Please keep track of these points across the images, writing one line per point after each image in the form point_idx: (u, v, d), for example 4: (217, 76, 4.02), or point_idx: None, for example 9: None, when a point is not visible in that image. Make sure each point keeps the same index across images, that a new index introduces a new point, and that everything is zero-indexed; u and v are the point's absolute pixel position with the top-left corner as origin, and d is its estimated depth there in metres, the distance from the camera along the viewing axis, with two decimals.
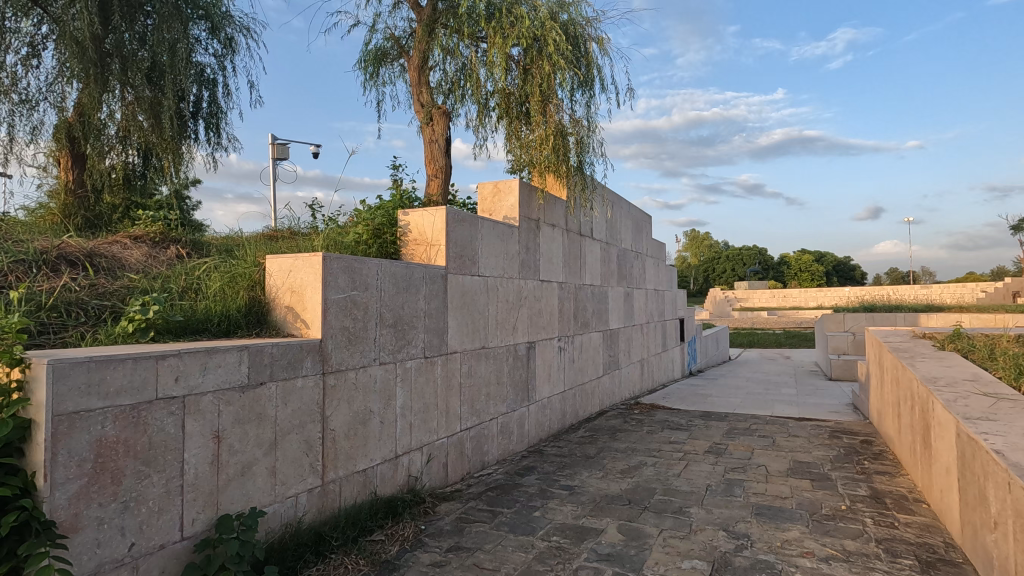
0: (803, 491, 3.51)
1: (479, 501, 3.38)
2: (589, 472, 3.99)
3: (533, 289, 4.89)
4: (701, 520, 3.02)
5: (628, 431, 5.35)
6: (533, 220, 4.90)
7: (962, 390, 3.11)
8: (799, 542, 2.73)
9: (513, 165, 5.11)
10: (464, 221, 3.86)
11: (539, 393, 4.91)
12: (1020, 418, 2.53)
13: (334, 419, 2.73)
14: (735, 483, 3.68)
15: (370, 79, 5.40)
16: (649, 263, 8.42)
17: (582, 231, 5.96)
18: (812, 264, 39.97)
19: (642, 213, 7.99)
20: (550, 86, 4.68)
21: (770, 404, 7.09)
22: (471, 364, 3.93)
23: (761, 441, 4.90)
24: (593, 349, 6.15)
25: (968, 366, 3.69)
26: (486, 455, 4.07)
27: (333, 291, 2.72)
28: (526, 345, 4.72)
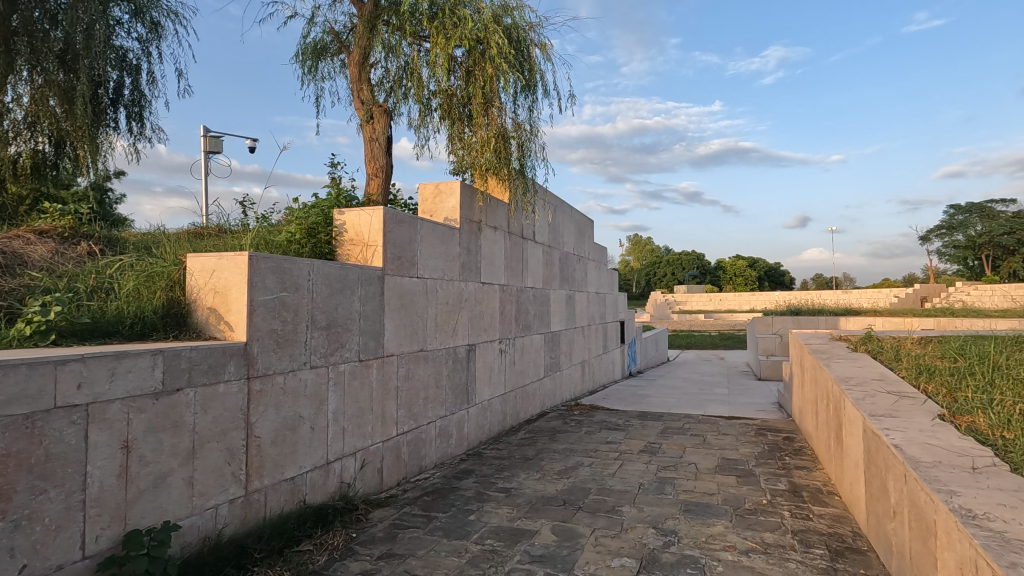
0: (729, 487, 3.67)
1: (414, 506, 3.33)
2: (527, 473, 4.02)
3: (474, 291, 4.87)
4: (633, 519, 3.09)
5: (567, 432, 5.42)
6: (474, 221, 4.88)
7: (871, 389, 3.34)
8: (723, 536, 2.85)
9: (455, 166, 5.08)
10: (403, 222, 3.80)
11: (479, 396, 4.90)
12: (918, 415, 2.75)
13: (259, 426, 2.61)
14: (666, 481, 3.80)
15: (309, 73, 5.24)
16: (591, 266, 8.58)
17: (524, 234, 6.00)
18: (746, 270, 41.97)
19: (584, 218, 8.14)
20: (492, 90, 4.69)
21: (703, 403, 7.37)
22: (409, 368, 3.87)
23: (693, 440, 5.09)
24: (535, 351, 6.20)
25: (877, 366, 3.98)
26: (424, 459, 4.02)
27: (259, 292, 2.61)
28: (467, 348, 4.70)
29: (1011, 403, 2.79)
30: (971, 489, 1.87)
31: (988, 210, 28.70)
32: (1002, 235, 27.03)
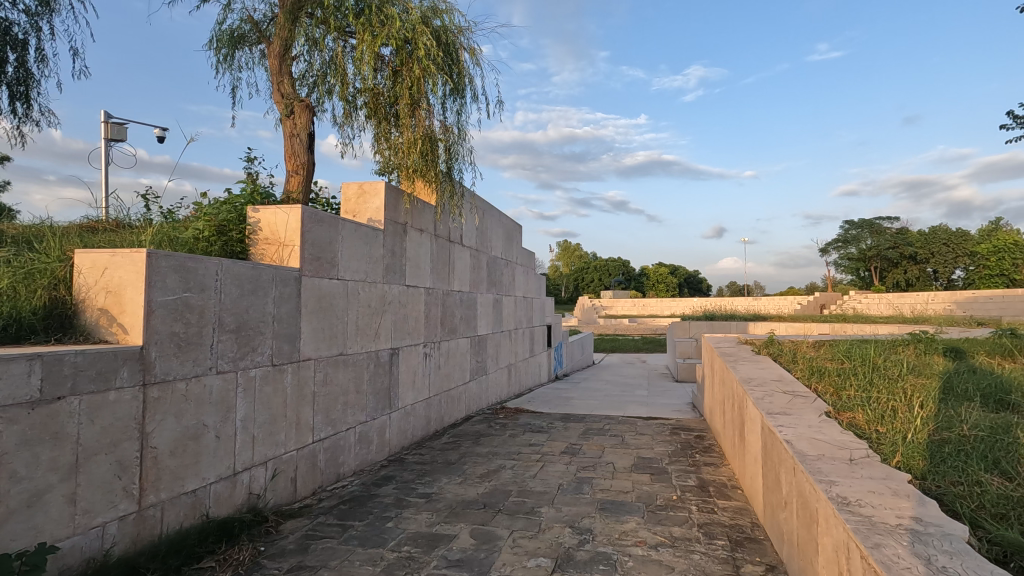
0: (643, 485, 3.83)
1: (329, 516, 3.22)
2: (449, 478, 3.99)
3: (398, 294, 4.79)
4: (551, 519, 3.16)
5: (491, 435, 5.45)
6: (399, 223, 4.81)
7: (769, 389, 3.61)
8: (634, 532, 2.97)
9: (381, 166, 4.99)
10: (323, 221, 3.68)
11: (402, 401, 4.82)
12: (807, 412, 3.00)
13: (156, 436, 2.43)
14: (584, 481, 3.91)
15: (224, 62, 4.96)
16: (519, 270, 8.68)
17: (451, 237, 5.98)
18: (667, 277, 43.99)
19: (513, 223, 8.23)
20: (420, 91, 4.64)
21: (624, 404, 7.65)
22: (327, 372, 3.74)
23: (613, 440, 5.27)
24: (460, 354, 6.18)
25: (776, 368, 4.30)
26: (342, 466, 3.90)
27: (158, 292, 2.43)
28: (390, 351, 4.61)
29: (885, 400, 3.11)
30: (848, 479, 2.06)
31: (877, 226, 31.78)
32: (888, 249, 30.01)
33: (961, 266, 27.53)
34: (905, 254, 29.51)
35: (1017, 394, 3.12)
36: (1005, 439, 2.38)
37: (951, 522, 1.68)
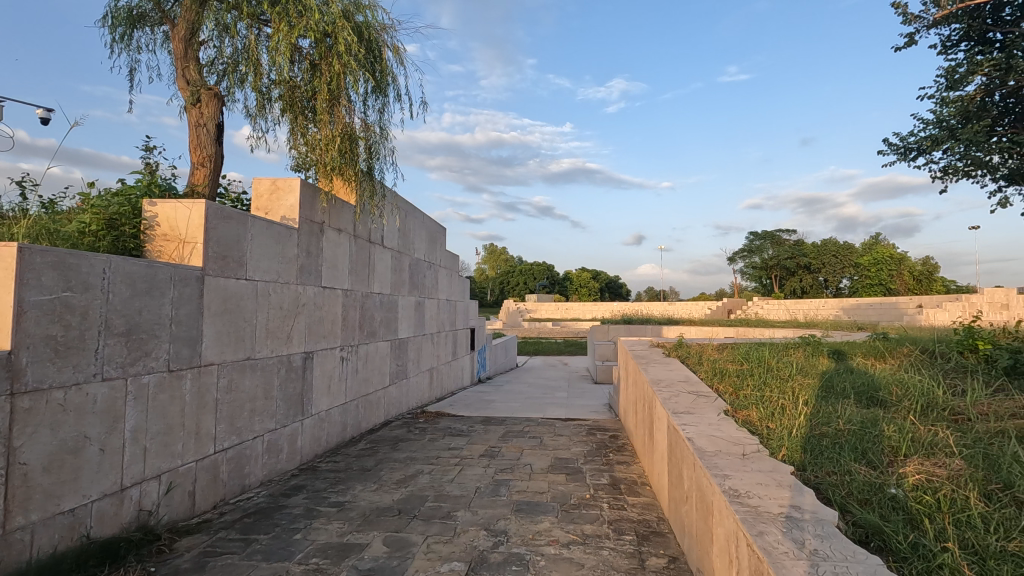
0: (558, 485, 3.92)
1: (231, 530, 3.04)
2: (363, 485, 3.89)
3: (313, 295, 4.61)
4: (466, 522, 3.16)
5: (409, 440, 5.37)
6: (315, 222, 4.64)
7: (676, 389, 3.83)
8: (548, 531, 3.03)
9: (297, 162, 4.78)
10: (230, 218, 3.48)
11: (316, 407, 4.63)
12: (708, 411, 3.20)
13: (27, 451, 2.19)
14: (501, 483, 3.94)
15: (120, 41, 4.56)
16: (442, 272, 8.62)
17: (371, 238, 5.84)
18: (589, 281, 45.31)
19: (436, 225, 8.17)
20: (340, 87, 4.50)
21: (544, 406, 7.80)
22: (232, 378, 3.53)
23: (531, 442, 5.35)
24: (380, 358, 6.04)
25: (684, 369, 4.55)
26: (247, 477, 3.69)
27: (31, 291, 2.21)
28: (303, 355, 4.41)
29: (775, 399, 3.38)
30: (739, 472, 2.22)
31: (777, 238, 34.46)
32: (786, 259, 32.68)
33: (847, 275, 30.42)
34: (801, 264, 32.20)
35: (884, 390, 3.50)
36: (872, 432, 2.66)
37: (824, 508, 1.86)
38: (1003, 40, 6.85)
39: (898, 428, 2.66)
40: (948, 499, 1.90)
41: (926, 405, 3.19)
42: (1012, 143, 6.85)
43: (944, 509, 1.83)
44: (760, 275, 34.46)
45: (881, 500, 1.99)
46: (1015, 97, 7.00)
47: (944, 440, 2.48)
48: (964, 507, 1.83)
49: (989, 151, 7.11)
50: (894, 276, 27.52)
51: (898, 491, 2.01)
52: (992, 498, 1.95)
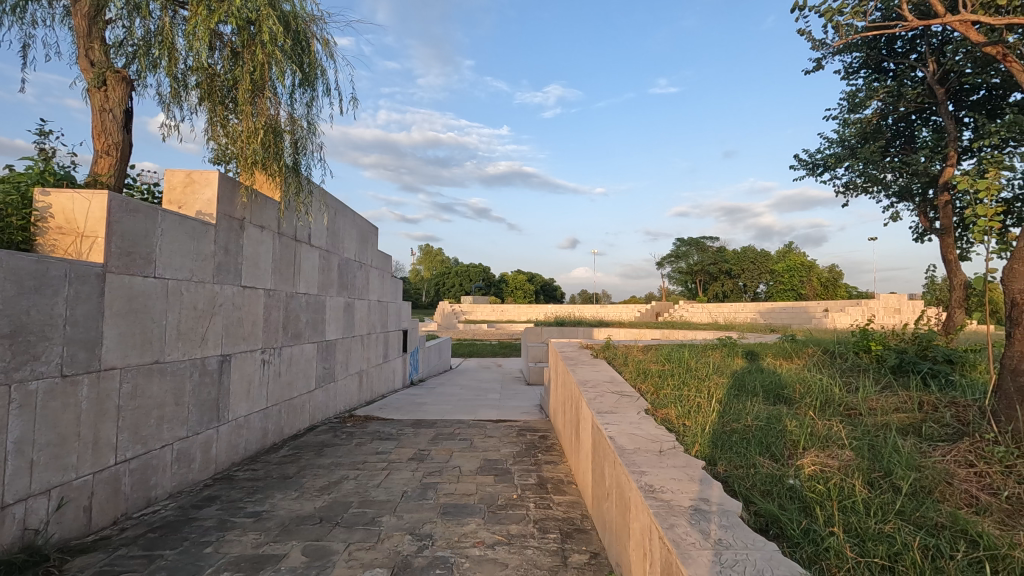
0: (486, 486, 3.94)
1: (132, 547, 2.83)
2: (283, 493, 3.73)
3: (231, 295, 4.38)
4: (391, 527, 3.11)
5: (335, 445, 5.21)
6: (234, 218, 4.41)
7: (602, 389, 3.94)
8: (474, 533, 3.03)
9: (215, 154, 4.53)
10: (137, 211, 3.25)
11: (233, 412, 4.40)
12: (630, 410, 3.32)
13: None
14: (429, 487, 3.90)
15: (12, 13, 4.14)
16: (374, 273, 8.43)
17: (296, 236, 5.62)
18: (524, 283, 45.75)
19: (368, 224, 7.98)
20: (264, 78, 4.30)
21: (476, 408, 7.80)
22: (137, 383, 3.28)
23: (461, 444, 5.35)
24: (305, 361, 5.82)
25: (610, 370, 4.69)
26: (153, 489, 3.44)
27: None
28: (219, 359, 4.18)
29: (692, 398, 3.56)
30: (655, 468, 2.32)
31: (702, 244, 36.19)
32: (710, 265, 34.47)
33: (764, 281, 32.50)
34: (722, 269, 34.07)
35: (789, 388, 3.77)
36: (776, 427, 2.86)
37: (729, 500, 1.98)
38: (895, 69, 7.56)
39: (799, 424, 2.88)
40: (837, 487, 2.07)
41: (825, 402, 3.47)
42: (902, 163, 7.57)
43: (833, 497, 2.00)
44: (686, 279, 36.16)
45: (781, 490, 2.14)
46: (905, 122, 7.74)
47: (837, 433, 2.71)
48: (850, 495, 2.01)
49: (883, 169, 7.82)
50: (804, 281, 29.71)
51: (795, 482, 2.17)
52: (874, 486, 2.15)
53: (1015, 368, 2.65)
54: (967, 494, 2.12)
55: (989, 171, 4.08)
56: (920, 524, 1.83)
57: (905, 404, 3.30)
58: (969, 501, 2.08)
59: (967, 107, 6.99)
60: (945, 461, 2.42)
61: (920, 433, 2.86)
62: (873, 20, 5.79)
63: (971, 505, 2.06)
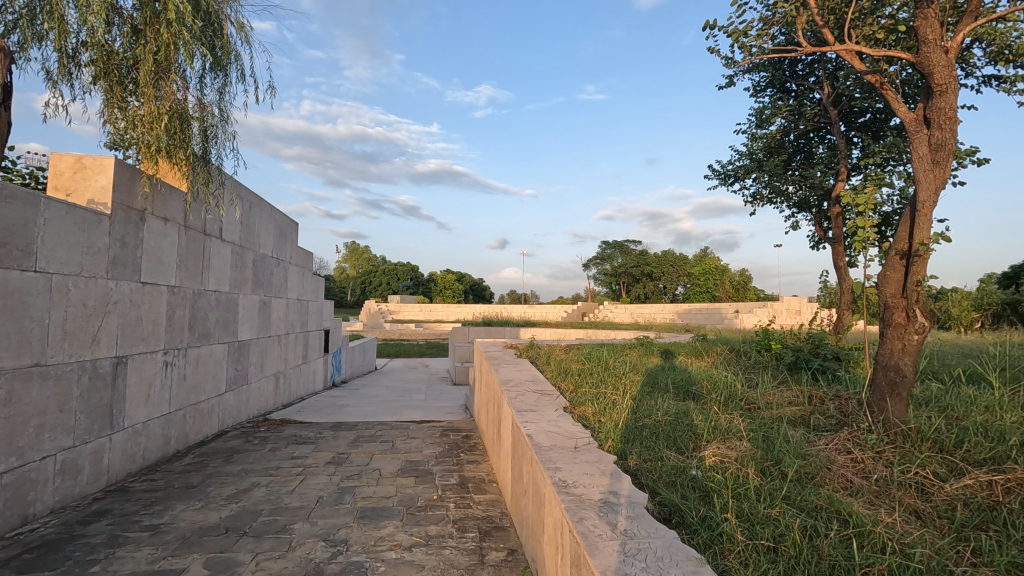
0: (406, 488, 3.89)
1: (3, 570, 2.55)
2: (185, 504, 3.49)
3: (129, 292, 4.05)
4: (303, 534, 3.00)
5: (247, 451, 4.95)
6: (133, 209, 4.08)
7: (523, 388, 4.00)
8: (391, 536, 2.99)
9: (112, 139, 4.16)
10: (15, 198, 2.93)
11: (129, 418, 4.06)
12: (550, 408, 3.40)
13: None
14: (346, 491, 3.79)
15: None
16: (293, 270, 8.07)
17: (205, 229, 5.28)
18: (453, 283, 45.46)
19: (286, 219, 7.63)
20: (169, 59, 3.99)
21: (399, 409, 7.67)
22: (13, 388, 2.96)
23: (382, 446, 5.24)
24: (214, 362, 5.48)
25: (532, 369, 4.76)
26: (31, 506, 3.11)
27: None
28: (113, 361, 3.85)
29: (609, 395, 3.69)
30: (569, 464, 2.40)
31: (626, 247, 37.64)
32: (632, 268, 35.88)
33: (682, 283, 34.28)
34: (644, 271, 35.57)
35: (697, 385, 4.01)
36: (683, 421, 3.04)
37: (636, 493, 2.08)
38: (796, 90, 8.21)
39: (704, 418, 3.07)
40: (733, 476, 2.23)
41: (728, 397, 3.72)
42: (801, 176, 8.23)
43: (729, 485, 2.15)
44: (610, 281, 37.42)
45: (684, 481, 2.27)
46: (804, 139, 8.44)
47: (736, 426, 2.91)
48: (744, 482, 2.17)
49: (785, 182, 8.47)
50: (718, 284, 31.61)
51: (696, 473, 2.31)
52: (766, 473, 2.33)
53: (887, 365, 2.96)
54: (843, 478, 2.36)
55: (869, 187, 4.55)
56: (802, 507, 2.01)
57: (796, 398, 3.60)
58: (845, 484, 2.32)
59: (856, 128, 7.73)
60: (828, 449, 2.67)
61: (808, 425, 3.13)
62: (778, 43, 6.25)
63: (846, 488, 2.29)
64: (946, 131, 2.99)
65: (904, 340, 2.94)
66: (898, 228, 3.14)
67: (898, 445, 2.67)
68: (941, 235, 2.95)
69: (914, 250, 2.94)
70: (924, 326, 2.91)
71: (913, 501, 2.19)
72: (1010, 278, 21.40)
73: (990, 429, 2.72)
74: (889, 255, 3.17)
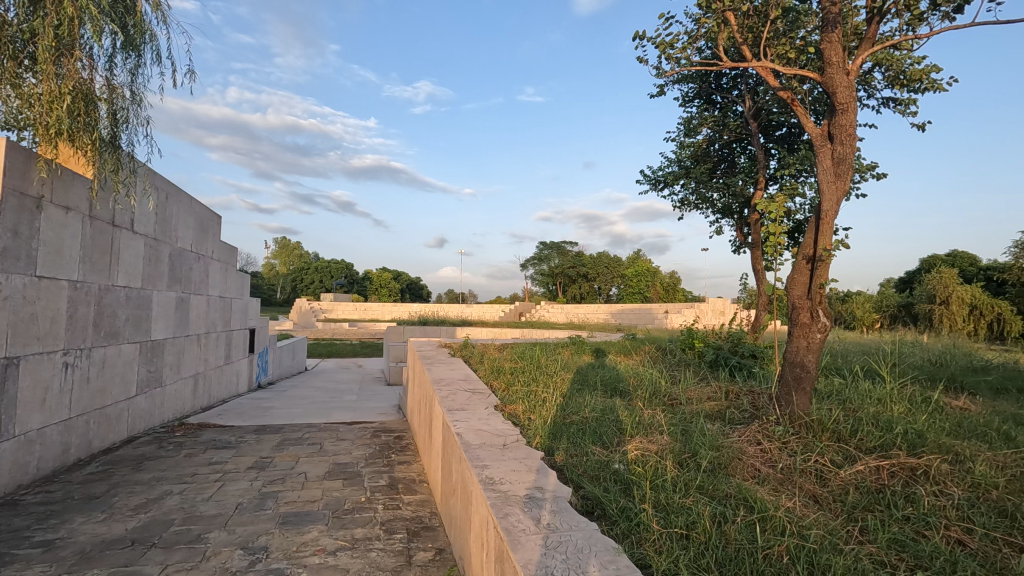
0: (333, 491, 3.78)
1: None
2: (85, 516, 3.23)
3: (22, 286, 3.69)
4: (219, 543, 2.85)
5: (159, 458, 4.64)
6: (28, 195, 3.72)
7: (455, 387, 3.99)
8: (315, 541, 2.90)
9: (4, 117, 3.77)
10: None
11: (21, 425, 3.70)
12: (480, 407, 3.41)
13: None
14: (268, 496, 3.64)
15: None
16: (215, 266, 7.64)
17: (113, 220, 4.89)
18: (389, 281, 44.54)
19: (208, 212, 7.20)
20: (73, 35, 3.66)
21: (329, 411, 7.44)
22: None
23: (309, 448, 5.07)
24: (124, 364, 5.09)
25: (465, 368, 4.77)
26: None
27: None
28: (2, 363, 3.50)
29: (539, 393, 3.76)
30: (497, 461, 2.42)
31: (562, 249, 38.34)
32: (569, 269, 36.59)
33: (616, 284, 35.33)
34: (580, 272, 36.34)
35: (625, 382, 4.15)
36: (610, 417, 3.14)
37: (560, 488, 2.13)
38: (721, 102, 8.65)
39: (629, 413, 3.18)
40: (652, 468, 2.33)
41: (653, 393, 3.88)
42: (725, 184, 8.69)
43: (650, 477, 2.24)
44: (547, 281, 37.98)
45: (607, 475, 2.34)
46: (728, 149, 8.91)
47: (658, 421, 3.04)
48: (663, 474, 2.28)
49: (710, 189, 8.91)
50: (649, 285, 32.85)
51: (619, 467, 2.40)
52: (683, 465, 2.46)
53: (794, 361, 3.18)
54: (753, 467, 2.52)
55: (782, 196, 4.87)
56: (714, 495, 2.13)
57: (715, 393, 3.81)
58: (753, 473, 2.48)
59: (773, 141, 8.25)
60: (741, 440, 2.84)
61: (723, 418, 3.33)
62: (705, 56, 6.57)
63: (754, 476, 2.45)
64: (846, 147, 3.25)
65: (808, 339, 3.18)
66: (805, 235, 3.38)
67: (801, 436, 2.88)
68: (841, 242, 3.22)
69: (818, 255, 3.19)
70: (825, 326, 3.16)
71: (812, 487, 2.37)
72: (906, 283, 23.64)
73: (879, 419, 2.99)
74: (796, 258, 3.40)
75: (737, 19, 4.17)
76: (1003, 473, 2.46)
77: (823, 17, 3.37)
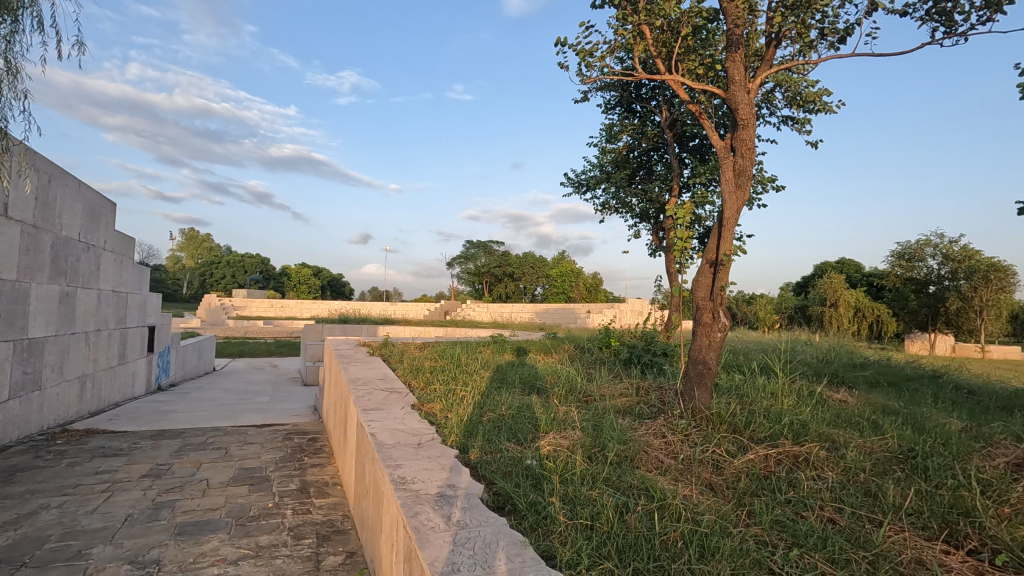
0: (238, 497, 3.58)
1: None
2: None
3: None
4: (103, 559, 2.62)
5: (35, 468, 4.19)
6: None
7: (371, 387, 3.90)
8: (214, 551, 2.73)
9: None
10: None
11: None
12: (396, 406, 3.35)
13: None
14: (163, 506, 3.39)
15: None
16: (107, 257, 6.99)
17: None
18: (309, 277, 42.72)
19: (100, 198, 6.58)
20: None
21: (237, 413, 7.02)
22: None
23: (213, 453, 4.76)
24: None
25: (384, 367, 4.67)
26: None
27: None
28: None
29: (458, 392, 3.75)
30: (411, 460, 2.40)
31: (488, 248, 38.49)
32: (495, 268, 36.81)
33: (541, 283, 35.98)
34: (506, 271, 36.66)
35: (543, 380, 4.24)
36: (526, 415, 3.19)
37: (472, 484, 2.15)
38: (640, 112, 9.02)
39: (544, 410, 3.26)
40: (563, 463, 2.41)
41: (569, 390, 3.99)
42: (642, 189, 9.07)
43: (559, 472, 2.31)
44: (473, 280, 38.00)
45: (519, 470, 2.39)
46: (646, 156, 9.30)
47: (572, 417, 3.14)
48: (572, 468, 2.36)
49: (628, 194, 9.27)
50: (573, 285, 33.75)
51: (531, 462, 2.45)
52: (592, 459, 2.55)
53: (697, 358, 3.39)
54: (656, 459, 2.67)
55: (691, 203, 5.16)
56: (619, 486, 2.23)
57: (627, 390, 3.98)
58: (656, 464, 2.62)
59: (687, 151, 8.71)
60: (647, 434, 3.00)
61: (633, 413, 3.49)
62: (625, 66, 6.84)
63: (657, 467, 2.59)
64: (746, 159, 3.50)
65: (710, 337, 3.40)
66: (710, 240, 3.61)
67: (701, 428, 3.07)
68: (740, 247, 3.46)
69: (719, 259, 3.42)
70: (725, 326, 3.41)
71: (708, 476, 2.54)
72: (802, 287, 26.09)
73: (770, 412, 3.25)
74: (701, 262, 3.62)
75: (653, 33, 4.37)
76: (870, 457, 2.77)
77: (729, 37, 3.61)
